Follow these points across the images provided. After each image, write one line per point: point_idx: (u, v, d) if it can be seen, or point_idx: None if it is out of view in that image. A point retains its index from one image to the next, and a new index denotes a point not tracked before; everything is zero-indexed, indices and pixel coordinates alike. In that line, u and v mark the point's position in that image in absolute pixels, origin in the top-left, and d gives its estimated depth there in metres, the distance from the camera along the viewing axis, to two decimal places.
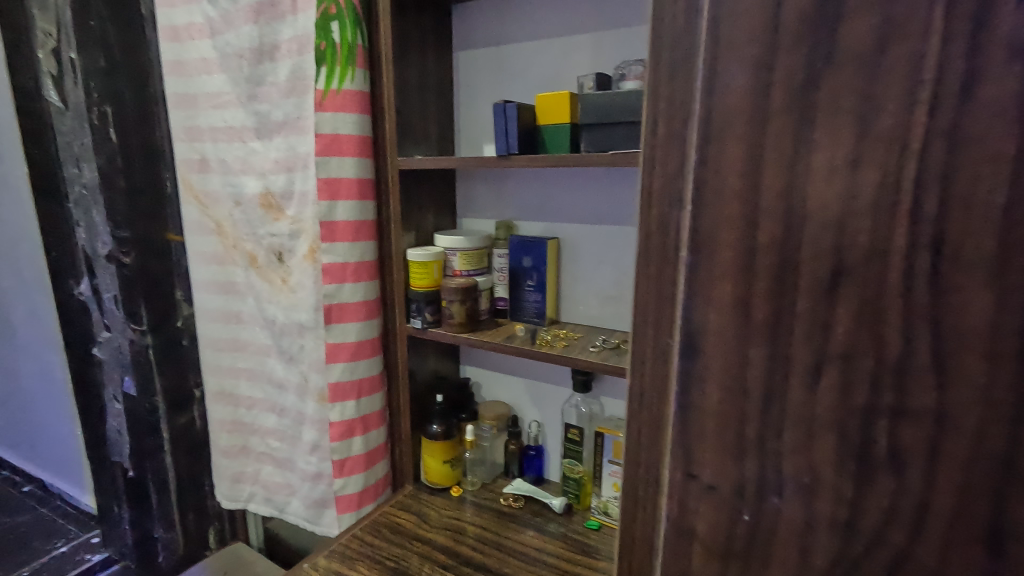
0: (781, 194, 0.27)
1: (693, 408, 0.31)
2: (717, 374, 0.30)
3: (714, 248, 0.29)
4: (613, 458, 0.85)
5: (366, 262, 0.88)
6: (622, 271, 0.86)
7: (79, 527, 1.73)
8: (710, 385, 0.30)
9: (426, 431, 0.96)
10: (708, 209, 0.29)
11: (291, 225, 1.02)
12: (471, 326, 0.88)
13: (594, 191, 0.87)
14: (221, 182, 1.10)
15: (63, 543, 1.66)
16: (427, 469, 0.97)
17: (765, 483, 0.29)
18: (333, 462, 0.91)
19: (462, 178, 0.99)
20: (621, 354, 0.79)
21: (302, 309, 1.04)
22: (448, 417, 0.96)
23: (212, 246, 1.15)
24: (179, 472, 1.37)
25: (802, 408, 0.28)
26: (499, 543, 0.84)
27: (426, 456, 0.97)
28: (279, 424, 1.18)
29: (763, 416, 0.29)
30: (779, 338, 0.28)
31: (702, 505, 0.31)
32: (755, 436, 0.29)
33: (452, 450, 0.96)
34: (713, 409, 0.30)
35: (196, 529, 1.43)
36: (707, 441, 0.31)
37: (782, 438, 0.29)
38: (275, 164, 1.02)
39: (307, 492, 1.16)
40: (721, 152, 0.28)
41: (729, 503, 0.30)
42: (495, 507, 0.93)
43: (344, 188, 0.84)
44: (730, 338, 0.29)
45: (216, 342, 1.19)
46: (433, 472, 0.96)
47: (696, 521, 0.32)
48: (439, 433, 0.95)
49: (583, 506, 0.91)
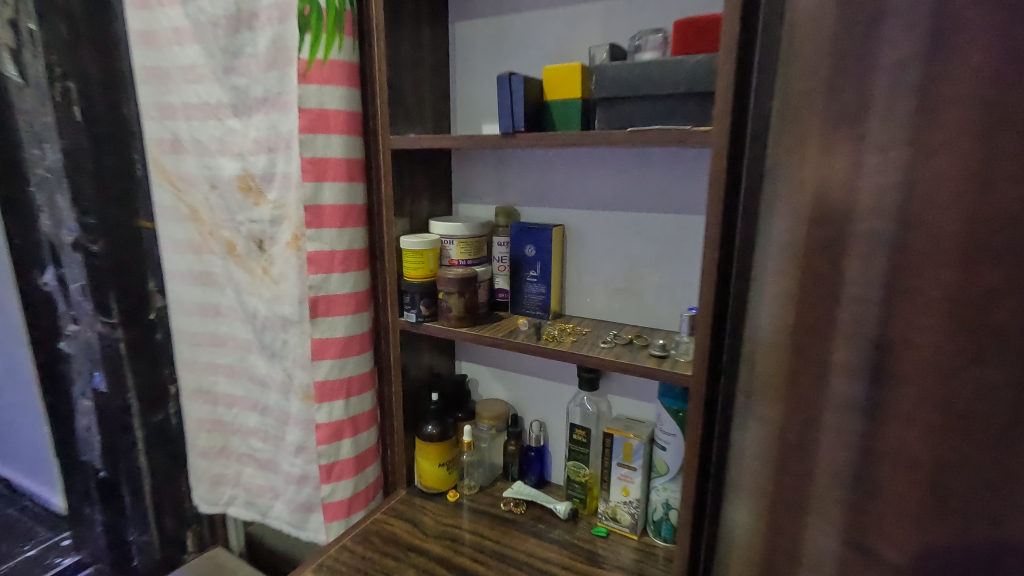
0: (977, 202, 0.27)
1: (887, 413, 0.32)
2: (917, 383, 0.30)
3: (915, 258, 0.30)
4: (623, 461, 0.80)
5: (355, 249, 0.80)
6: (632, 262, 0.80)
7: (47, 528, 1.64)
8: (908, 390, 0.31)
9: (419, 433, 0.90)
10: (918, 217, 0.29)
11: (273, 210, 0.95)
12: (470, 320, 0.81)
13: (602, 174, 0.80)
14: (196, 164, 1.02)
15: (31, 546, 1.57)
16: (421, 472, 0.90)
17: (947, 495, 0.29)
18: (320, 467, 0.83)
19: (459, 160, 0.92)
20: (637, 350, 0.72)
21: (285, 302, 0.96)
22: (444, 417, 0.90)
23: (188, 234, 1.06)
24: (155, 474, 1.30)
25: (994, 423, 0.27)
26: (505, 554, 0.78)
27: (420, 458, 0.90)
28: (261, 424, 1.11)
29: (954, 431, 0.29)
30: (988, 349, 0.27)
31: (885, 513, 0.32)
32: (948, 450, 0.29)
33: (448, 452, 0.90)
34: (909, 416, 0.31)
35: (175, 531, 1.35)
36: (891, 451, 0.31)
37: (977, 452, 0.28)
38: (254, 144, 0.94)
39: (291, 495, 1.09)
40: (934, 160, 0.28)
41: (927, 518, 0.30)
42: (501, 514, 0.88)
43: (331, 168, 0.77)
44: (933, 349, 0.29)
45: (192, 336, 1.11)
46: (427, 476, 0.90)
47: (884, 528, 0.32)
48: (434, 434, 0.89)
49: (588, 510, 0.86)
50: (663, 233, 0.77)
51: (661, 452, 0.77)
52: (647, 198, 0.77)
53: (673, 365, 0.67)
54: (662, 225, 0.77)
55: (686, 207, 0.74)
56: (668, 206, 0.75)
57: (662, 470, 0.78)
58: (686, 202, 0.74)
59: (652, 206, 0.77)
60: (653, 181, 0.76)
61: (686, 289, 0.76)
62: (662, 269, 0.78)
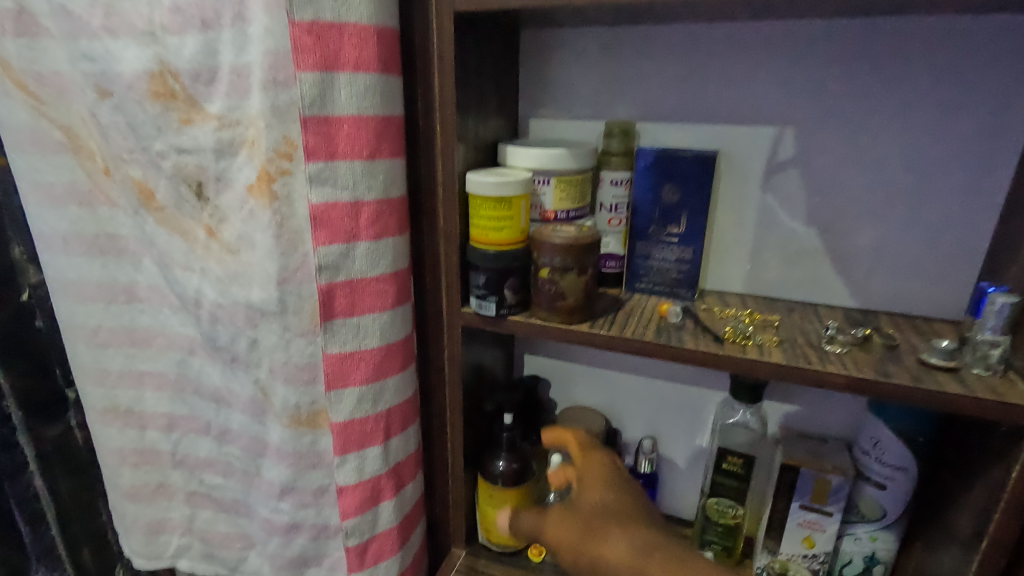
0: None
1: None
2: None
3: None
4: (811, 503, 0.54)
5: (391, 199, 0.46)
6: (844, 206, 0.53)
7: None
8: None
9: (483, 470, 0.60)
10: None
11: (217, 131, 0.57)
12: (589, 313, 0.50)
13: (812, 65, 0.51)
14: (68, 54, 0.60)
15: None
16: (487, 525, 0.61)
17: None
18: (347, 551, 0.53)
19: (541, 46, 0.58)
20: (893, 356, 0.44)
21: (252, 282, 0.61)
22: (522, 447, 0.60)
23: (68, 174, 0.66)
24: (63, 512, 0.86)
25: None
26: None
27: (486, 507, 0.61)
28: (219, 453, 0.76)
29: None
30: None
31: None
32: None
33: (528, 495, 0.60)
34: None
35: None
36: None
37: None
38: (173, 12, 0.54)
39: (274, 550, 0.77)
40: None
41: None
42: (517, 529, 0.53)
43: (349, 45, 0.41)
44: None
45: (94, 334, 0.72)
46: (496, 530, 0.61)
47: None
48: (510, 475, 0.59)
49: (735, 561, 0.60)
50: (906, 161, 0.50)
51: (874, 492, 0.53)
52: (890, 104, 0.50)
53: (988, 386, 0.40)
54: (907, 148, 0.50)
55: (956, 118, 0.48)
56: (924, 117, 0.49)
57: (872, 515, 0.53)
58: (960, 109, 0.48)
59: (892, 117, 0.50)
60: (906, 75, 0.49)
61: (933, 247, 0.51)
62: (887, 218, 0.52)
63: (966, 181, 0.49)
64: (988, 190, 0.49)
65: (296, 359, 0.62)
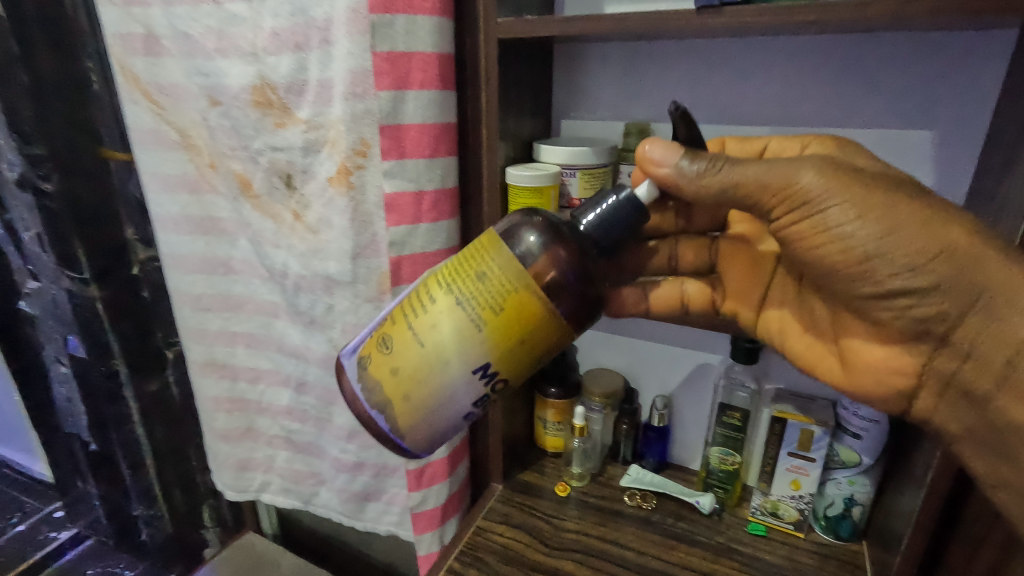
0: None
1: None
2: None
3: None
4: (797, 450, 0.65)
5: (446, 189, 0.57)
6: None
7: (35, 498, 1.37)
8: None
9: (542, 221, 0.46)
10: None
11: (306, 132, 0.69)
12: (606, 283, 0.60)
13: (800, 75, 0.59)
14: (184, 69, 0.74)
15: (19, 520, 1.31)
16: (434, 358, 0.44)
17: None
18: (408, 473, 0.67)
19: (570, 56, 0.69)
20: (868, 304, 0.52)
21: (330, 256, 0.74)
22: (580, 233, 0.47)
23: (181, 167, 0.80)
24: (157, 446, 1.07)
25: None
26: (973, 412, 0.44)
27: (472, 326, 0.43)
28: (297, 402, 0.91)
29: None
30: None
31: None
32: None
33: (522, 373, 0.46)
34: None
35: (186, 506, 1.13)
36: None
37: None
38: (273, 36, 0.67)
39: (341, 485, 0.91)
40: None
41: None
42: (669, 152, 0.45)
43: (416, 69, 0.53)
44: None
45: (197, 300, 0.88)
46: (436, 374, 0.44)
47: None
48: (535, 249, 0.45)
49: (734, 501, 0.72)
50: (888, 155, 0.58)
51: (852, 441, 0.62)
52: (873, 106, 0.57)
53: None
54: (887, 143, 0.58)
55: (931, 120, 0.55)
56: (902, 117, 0.56)
57: (851, 462, 0.63)
58: (933, 109, 0.55)
59: (873, 117, 0.57)
60: (885, 83, 0.56)
61: None
62: None
63: (938, 172, 0.57)
64: (957, 180, 0.56)
65: (364, 320, 0.75)
